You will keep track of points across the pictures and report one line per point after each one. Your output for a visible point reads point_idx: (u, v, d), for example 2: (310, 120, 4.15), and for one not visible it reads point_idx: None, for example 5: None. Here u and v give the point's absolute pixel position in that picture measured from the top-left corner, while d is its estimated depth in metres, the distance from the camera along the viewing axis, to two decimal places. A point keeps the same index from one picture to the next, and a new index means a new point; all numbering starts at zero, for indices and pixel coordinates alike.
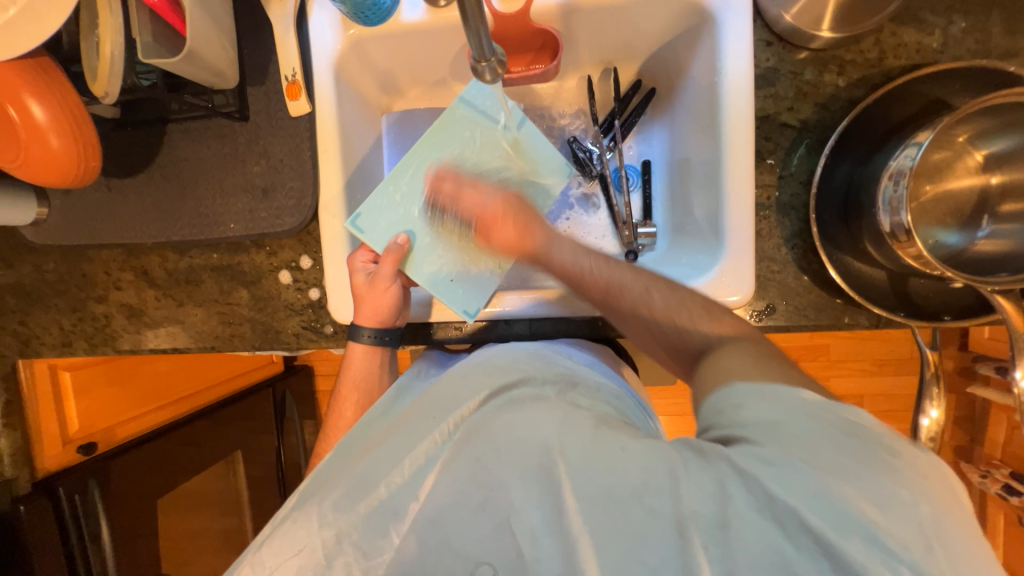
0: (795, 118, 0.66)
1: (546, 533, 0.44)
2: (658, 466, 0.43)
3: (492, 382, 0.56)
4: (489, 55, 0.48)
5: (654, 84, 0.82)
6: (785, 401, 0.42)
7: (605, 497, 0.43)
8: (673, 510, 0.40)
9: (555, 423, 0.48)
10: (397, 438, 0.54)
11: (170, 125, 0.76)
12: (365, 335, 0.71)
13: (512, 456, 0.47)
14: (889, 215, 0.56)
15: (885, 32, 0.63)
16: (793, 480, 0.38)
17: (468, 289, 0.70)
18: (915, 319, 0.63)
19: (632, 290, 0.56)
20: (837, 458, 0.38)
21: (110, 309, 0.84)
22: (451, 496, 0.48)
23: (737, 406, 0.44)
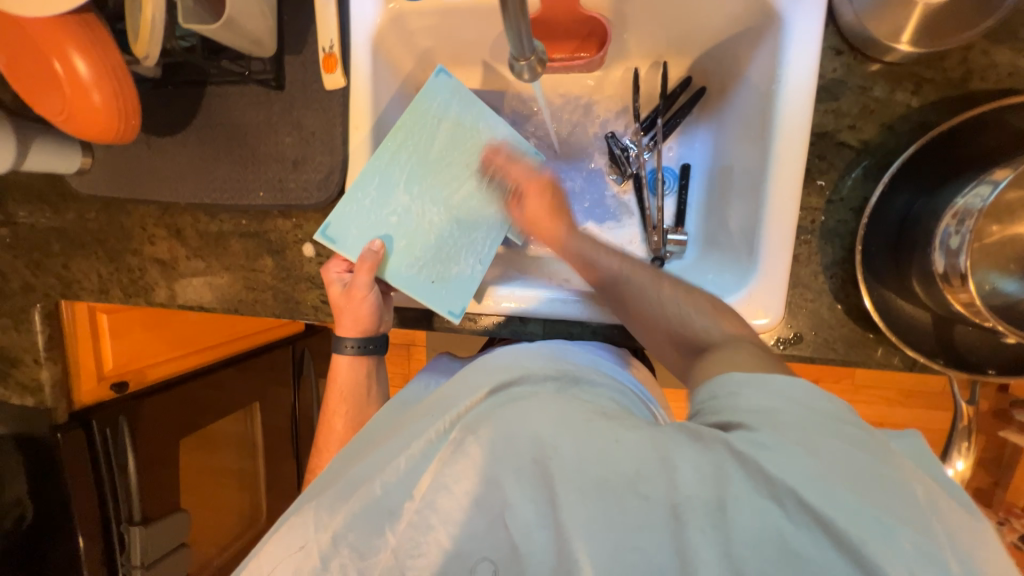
0: (855, 138, 0.60)
1: (540, 531, 0.42)
2: (650, 458, 0.41)
3: (489, 376, 0.53)
4: (529, 51, 0.46)
5: (705, 83, 0.77)
6: (775, 387, 0.44)
7: (598, 488, 0.41)
8: (667, 497, 0.39)
9: (547, 413, 0.45)
10: (394, 439, 0.52)
11: (209, 88, 0.76)
12: (347, 344, 0.74)
13: (503, 448, 0.44)
14: (944, 257, 0.52)
15: (975, 50, 0.56)
16: (792, 466, 0.37)
17: (448, 290, 0.71)
18: (955, 367, 0.59)
19: (639, 276, 0.63)
20: (831, 448, 0.39)
21: (144, 262, 0.87)
22: (440, 486, 0.45)
23: (731, 407, 0.44)
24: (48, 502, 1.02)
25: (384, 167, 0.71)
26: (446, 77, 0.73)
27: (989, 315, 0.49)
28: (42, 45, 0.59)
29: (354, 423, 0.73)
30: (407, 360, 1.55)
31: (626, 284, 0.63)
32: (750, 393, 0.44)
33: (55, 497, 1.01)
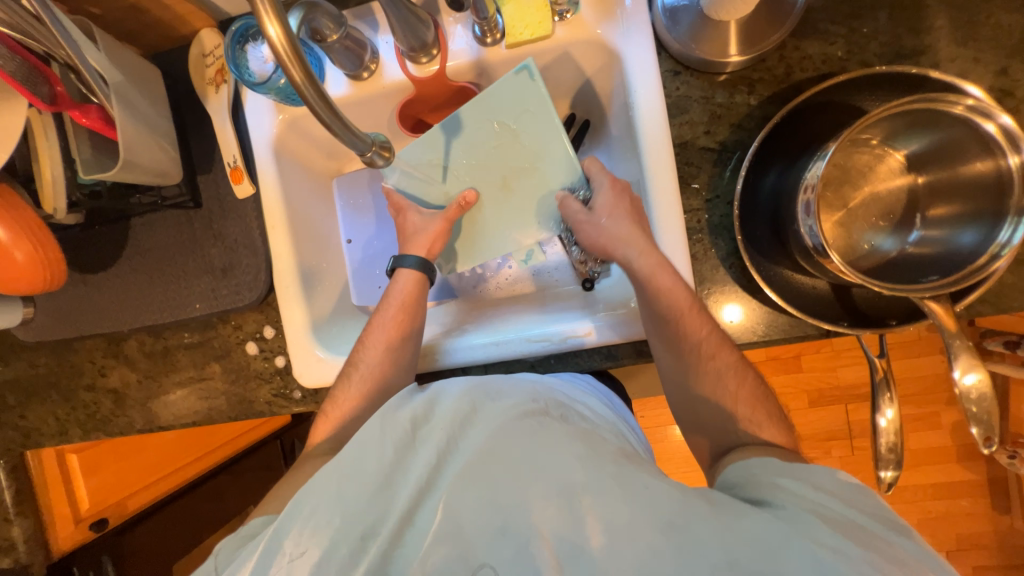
0: (713, 141, 0.67)
1: (569, 552, 0.47)
2: (677, 504, 0.47)
3: (510, 406, 0.60)
4: (366, 147, 0.45)
5: (588, 115, 0.81)
6: (812, 476, 0.52)
7: (630, 532, 0.46)
8: (701, 549, 0.43)
9: (580, 458, 0.52)
10: (422, 448, 0.56)
11: (133, 220, 0.81)
12: (409, 261, 0.74)
13: (539, 479, 0.51)
14: (807, 230, 0.56)
15: (788, 48, 0.64)
16: (806, 530, 0.44)
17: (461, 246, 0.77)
18: (860, 327, 0.61)
19: (691, 321, 0.63)
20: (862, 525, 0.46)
21: (99, 395, 0.88)
22: (473, 513, 0.50)
23: (769, 482, 0.52)
24: None
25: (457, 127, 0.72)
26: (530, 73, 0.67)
27: (849, 273, 0.52)
28: None
29: (375, 390, 0.69)
30: None
31: (675, 323, 0.63)
32: (789, 481, 0.51)
33: None
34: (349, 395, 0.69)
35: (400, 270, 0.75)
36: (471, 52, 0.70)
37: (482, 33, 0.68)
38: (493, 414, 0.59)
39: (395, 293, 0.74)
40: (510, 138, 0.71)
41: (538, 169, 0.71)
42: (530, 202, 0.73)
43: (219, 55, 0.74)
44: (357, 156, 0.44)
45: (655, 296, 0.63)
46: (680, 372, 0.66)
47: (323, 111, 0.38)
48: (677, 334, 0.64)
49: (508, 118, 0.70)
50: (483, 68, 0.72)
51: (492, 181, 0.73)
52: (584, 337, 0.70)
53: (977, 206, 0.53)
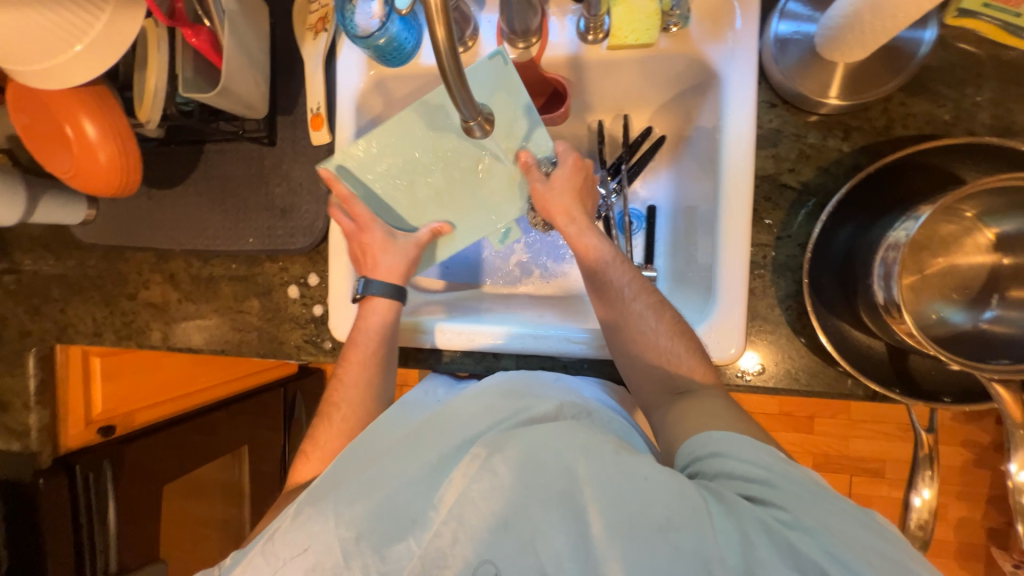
0: (796, 180, 0.66)
1: (571, 552, 0.47)
2: (683, 509, 0.46)
3: (504, 408, 0.59)
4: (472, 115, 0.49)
5: (665, 131, 0.82)
6: (761, 453, 0.51)
7: (632, 532, 0.46)
8: (700, 555, 0.44)
9: (577, 450, 0.51)
10: (417, 444, 0.56)
11: (207, 146, 0.83)
12: (378, 286, 0.71)
13: (535, 472, 0.50)
14: (882, 287, 0.55)
15: (894, 101, 0.63)
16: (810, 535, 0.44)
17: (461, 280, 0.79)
18: (911, 396, 0.60)
19: (619, 274, 0.67)
20: (827, 517, 0.45)
21: (138, 307, 0.91)
22: (473, 508, 0.50)
23: (722, 460, 0.51)
24: (21, 555, 0.97)
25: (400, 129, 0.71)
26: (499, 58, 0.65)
27: (921, 340, 0.51)
28: (57, 113, 0.66)
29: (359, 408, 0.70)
30: None
31: (629, 324, 0.65)
32: (741, 465, 0.50)
33: (31, 548, 0.97)
34: (331, 432, 0.69)
35: (369, 300, 0.72)
36: (570, 46, 0.71)
37: (585, 30, 0.69)
38: (489, 413, 0.58)
39: (372, 324, 0.71)
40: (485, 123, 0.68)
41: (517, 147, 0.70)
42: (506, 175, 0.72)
43: (325, 3, 0.75)
44: (463, 121, 0.49)
45: (605, 286, 0.67)
46: (620, 335, 0.66)
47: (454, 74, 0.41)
48: (608, 287, 0.67)
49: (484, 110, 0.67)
50: (577, 64, 0.73)
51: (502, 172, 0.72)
52: None
53: None
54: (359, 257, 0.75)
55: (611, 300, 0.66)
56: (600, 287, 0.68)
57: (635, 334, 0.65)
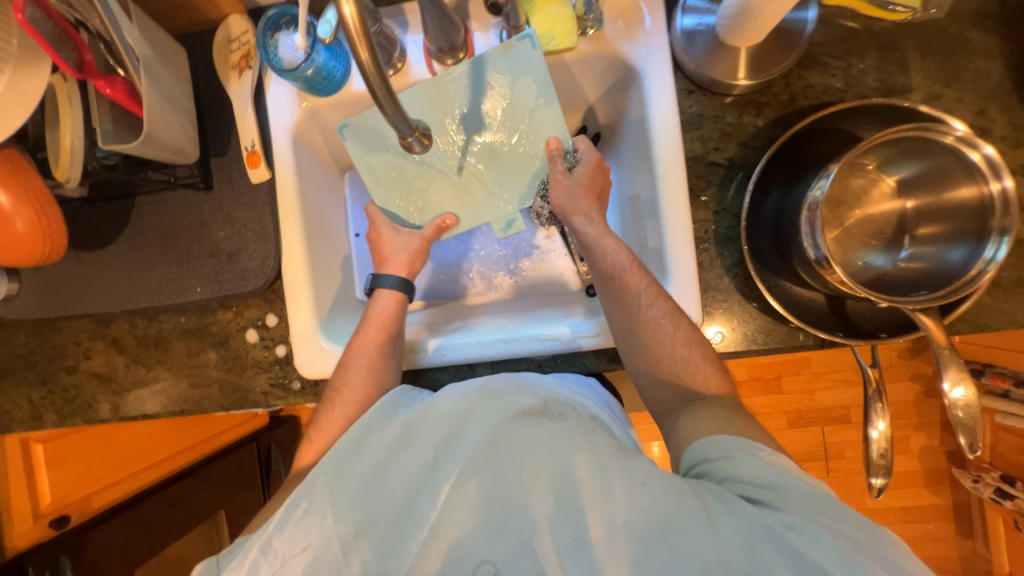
0: (722, 157, 0.71)
1: (570, 546, 0.49)
2: (678, 504, 0.48)
3: (512, 402, 0.58)
4: (409, 131, 0.50)
5: (598, 128, 0.86)
6: (769, 463, 0.52)
7: (629, 531, 0.48)
8: (699, 549, 0.45)
9: (582, 452, 0.52)
10: (419, 451, 0.55)
11: (137, 199, 0.80)
12: (388, 284, 0.72)
13: (537, 475, 0.52)
14: (811, 243, 0.60)
15: (794, 76, 0.69)
16: (815, 540, 0.44)
17: None
18: (854, 338, 0.65)
19: (633, 279, 0.66)
20: (831, 521, 0.46)
21: (80, 379, 0.84)
22: (474, 514, 0.51)
23: (734, 460, 0.53)
24: None
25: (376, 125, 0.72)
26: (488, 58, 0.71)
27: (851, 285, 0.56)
28: None
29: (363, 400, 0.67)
30: None
31: (634, 304, 0.65)
32: (753, 465, 0.52)
33: None
34: (335, 417, 0.67)
35: (377, 292, 0.72)
36: None
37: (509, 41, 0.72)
38: (494, 409, 0.58)
39: (375, 315, 0.71)
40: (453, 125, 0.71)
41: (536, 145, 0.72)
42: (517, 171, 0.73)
43: (245, 41, 0.75)
44: (401, 138, 0.50)
45: (613, 269, 0.67)
46: (633, 337, 0.66)
47: (383, 92, 0.42)
48: (625, 292, 0.66)
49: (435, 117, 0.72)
50: None
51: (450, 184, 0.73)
52: (592, 337, 0.72)
53: (963, 228, 0.58)
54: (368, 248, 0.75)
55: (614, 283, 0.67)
56: (607, 271, 0.68)
57: (648, 337, 0.65)
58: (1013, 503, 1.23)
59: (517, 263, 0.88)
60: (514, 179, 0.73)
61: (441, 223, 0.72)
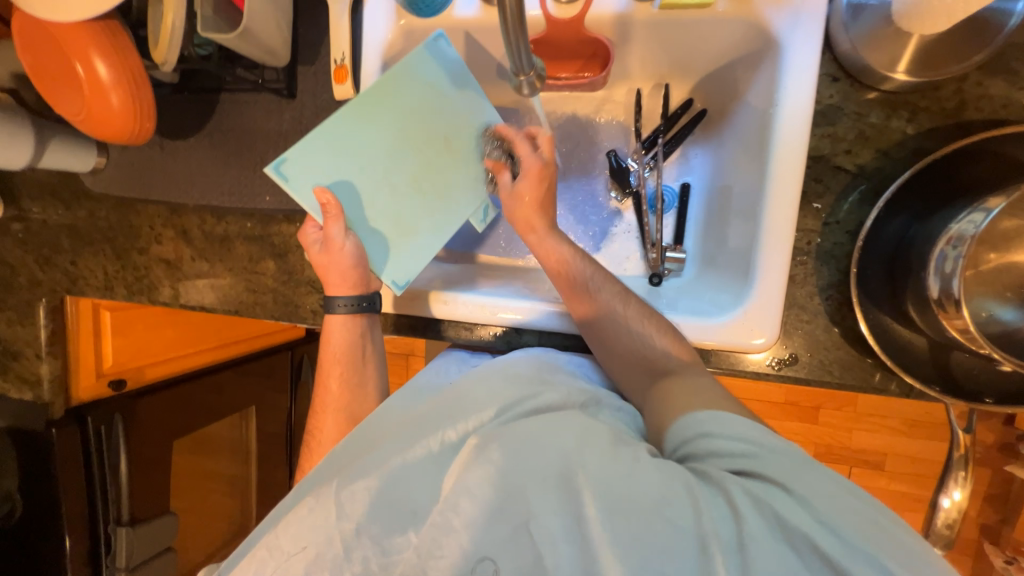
0: (852, 163, 0.62)
1: (565, 538, 0.45)
2: (675, 488, 0.45)
3: (507, 384, 0.56)
4: (526, 67, 0.47)
5: (706, 105, 0.79)
6: (748, 427, 0.50)
7: (624, 512, 0.45)
8: (694, 530, 0.44)
9: (574, 435, 0.49)
10: (410, 428, 0.55)
11: (223, 95, 0.79)
12: (339, 305, 0.70)
13: (530, 460, 0.48)
14: (939, 280, 0.52)
15: (970, 81, 0.58)
16: (798, 510, 0.43)
17: (400, 255, 0.69)
18: (952, 396, 0.58)
19: (609, 292, 0.66)
20: (815, 483, 0.45)
21: (150, 262, 0.88)
22: (467, 497, 0.47)
23: (718, 438, 0.50)
24: (32, 502, 0.97)
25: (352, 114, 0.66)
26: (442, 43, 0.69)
27: (987, 344, 0.49)
28: (67, 49, 0.63)
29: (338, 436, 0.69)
30: (406, 372, 1.44)
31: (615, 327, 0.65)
32: (729, 436, 0.49)
33: (43, 496, 0.96)
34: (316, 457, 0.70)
35: (328, 317, 0.71)
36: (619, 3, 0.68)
37: None
38: (492, 397, 0.55)
39: (333, 343, 0.71)
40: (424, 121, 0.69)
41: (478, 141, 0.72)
42: (463, 171, 0.72)
43: None
44: (514, 72, 0.47)
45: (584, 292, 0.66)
46: (601, 338, 0.65)
47: (514, 16, 0.39)
48: (595, 307, 0.65)
49: (406, 103, 0.68)
50: (623, 25, 0.70)
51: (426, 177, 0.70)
52: None
53: None
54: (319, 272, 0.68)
55: (598, 306, 0.65)
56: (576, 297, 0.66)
57: (620, 337, 0.64)
58: None
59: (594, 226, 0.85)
60: (457, 182, 0.72)
61: (332, 208, 0.64)
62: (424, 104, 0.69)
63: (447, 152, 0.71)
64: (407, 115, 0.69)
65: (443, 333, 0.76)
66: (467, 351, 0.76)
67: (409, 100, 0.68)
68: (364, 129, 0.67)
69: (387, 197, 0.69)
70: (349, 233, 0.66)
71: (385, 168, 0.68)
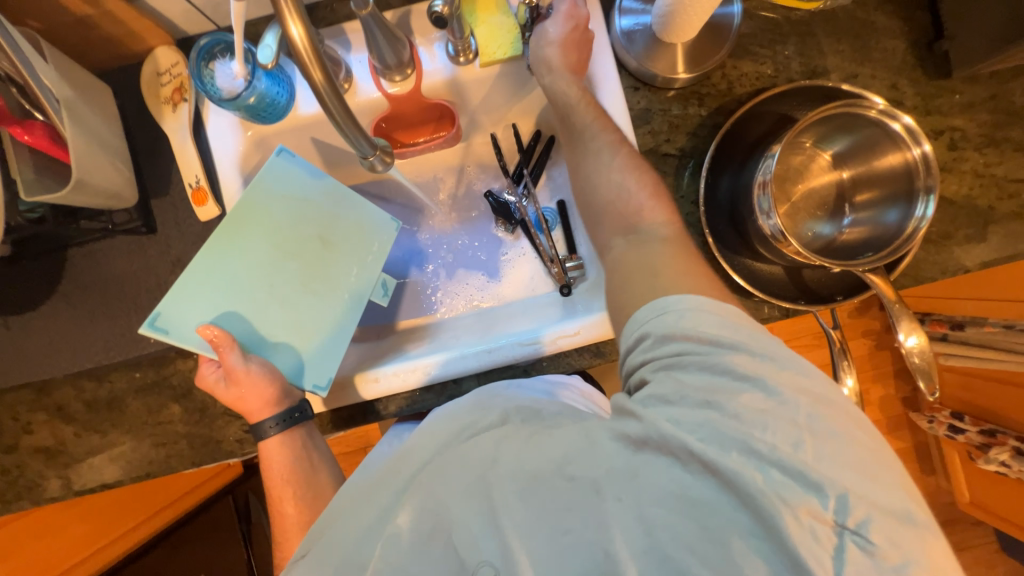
0: (674, 148, 0.74)
1: (485, 535, 0.43)
2: (582, 443, 0.44)
3: (447, 414, 0.55)
4: (371, 151, 0.51)
5: (553, 131, 0.89)
6: (703, 325, 0.44)
7: (534, 488, 0.43)
8: (591, 476, 0.42)
9: (497, 435, 0.48)
10: (350, 490, 0.53)
11: (72, 251, 0.74)
12: (268, 426, 0.65)
13: (455, 471, 0.47)
14: (767, 219, 0.64)
15: (729, 66, 0.74)
16: (684, 414, 0.41)
17: (319, 362, 0.67)
18: (816, 304, 0.70)
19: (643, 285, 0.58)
20: (718, 383, 0.41)
21: (24, 456, 0.75)
22: (398, 527, 0.45)
23: (664, 338, 0.45)
24: None
25: (226, 244, 0.66)
26: (286, 155, 0.71)
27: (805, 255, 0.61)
28: None
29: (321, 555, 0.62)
30: None
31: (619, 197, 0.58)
32: (684, 342, 0.44)
33: None
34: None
35: (265, 445, 0.67)
36: (445, 70, 0.75)
37: (455, 52, 0.73)
38: (435, 425, 0.54)
39: (280, 467, 0.66)
40: (296, 226, 0.69)
41: (356, 223, 0.73)
42: (352, 257, 0.72)
43: (177, 73, 0.71)
44: (362, 157, 0.50)
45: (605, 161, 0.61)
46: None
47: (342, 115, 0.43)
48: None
49: (275, 214, 0.69)
50: (456, 86, 0.77)
51: (314, 280, 0.69)
52: (575, 335, 0.72)
53: (895, 192, 0.64)
54: (236, 402, 0.64)
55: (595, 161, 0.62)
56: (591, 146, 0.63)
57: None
58: (965, 436, 1.32)
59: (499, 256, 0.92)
60: (348, 276, 0.71)
61: (217, 340, 0.61)
62: (297, 204, 0.70)
63: (328, 249, 0.71)
64: (272, 230, 0.68)
65: (381, 410, 0.75)
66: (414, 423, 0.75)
67: (282, 201, 0.69)
68: (236, 252, 0.66)
69: (279, 313, 0.67)
70: (247, 355, 0.63)
71: (268, 287, 0.67)
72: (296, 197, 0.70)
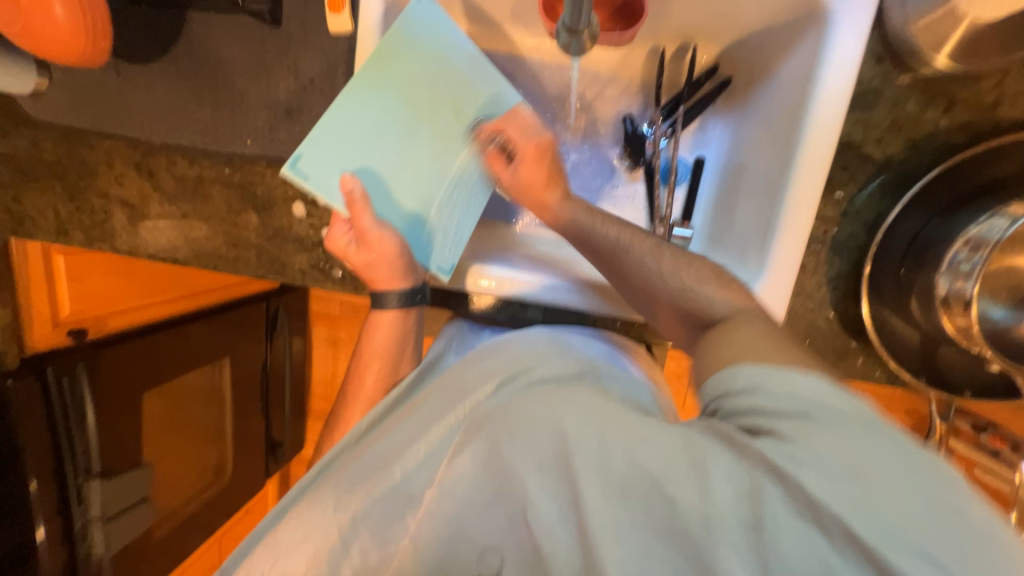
0: (881, 152, 0.61)
1: (561, 526, 0.41)
2: (681, 462, 0.38)
3: (510, 363, 0.55)
4: (582, 26, 0.43)
5: (732, 73, 0.74)
6: (804, 388, 0.39)
7: (623, 492, 0.39)
8: (700, 507, 0.37)
9: (571, 407, 0.44)
10: (409, 421, 0.54)
11: (191, 15, 0.69)
12: (391, 300, 0.68)
13: (524, 444, 0.44)
14: (950, 279, 0.53)
15: (1011, 75, 0.57)
16: (834, 483, 0.33)
17: (443, 245, 0.66)
18: (936, 387, 0.62)
19: (639, 246, 0.58)
20: (860, 453, 0.34)
21: (110, 204, 0.78)
22: (463, 482, 0.45)
23: (755, 395, 0.41)
24: None
25: (365, 100, 0.62)
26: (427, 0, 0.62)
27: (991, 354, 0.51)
28: None
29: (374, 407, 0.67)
30: None
31: (626, 255, 0.58)
32: (768, 402, 0.40)
33: None
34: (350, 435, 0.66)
35: (377, 315, 0.69)
36: None
37: None
38: (496, 384, 0.52)
39: (374, 348, 0.68)
40: (436, 83, 0.65)
41: (482, 87, 0.67)
42: (482, 131, 0.67)
43: None
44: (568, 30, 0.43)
45: (593, 242, 0.60)
46: (634, 285, 0.58)
47: None
48: (625, 261, 0.58)
49: (415, 71, 0.63)
50: None
51: (444, 151, 0.66)
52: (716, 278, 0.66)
53: None
54: (366, 270, 0.66)
55: (597, 246, 0.60)
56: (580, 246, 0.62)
57: (648, 285, 0.56)
58: None
59: (615, 193, 0.81)
60: (477, 149, 0.67)
61: (354, 198, 0.61)
62: (435, 57, 0.64)
63: (460, 120, 0.66)
64: (406, 83, 0.64)
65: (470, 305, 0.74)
66: (469, 322, 0.75)
67: (422, 54, 0.63)
68: (373, 108, 0.63)
69: (410, 178, 0.65)
70: (381, 220, 0.63)
71: (406, 149, 0.65)
72: (435, 51, 0.64)
